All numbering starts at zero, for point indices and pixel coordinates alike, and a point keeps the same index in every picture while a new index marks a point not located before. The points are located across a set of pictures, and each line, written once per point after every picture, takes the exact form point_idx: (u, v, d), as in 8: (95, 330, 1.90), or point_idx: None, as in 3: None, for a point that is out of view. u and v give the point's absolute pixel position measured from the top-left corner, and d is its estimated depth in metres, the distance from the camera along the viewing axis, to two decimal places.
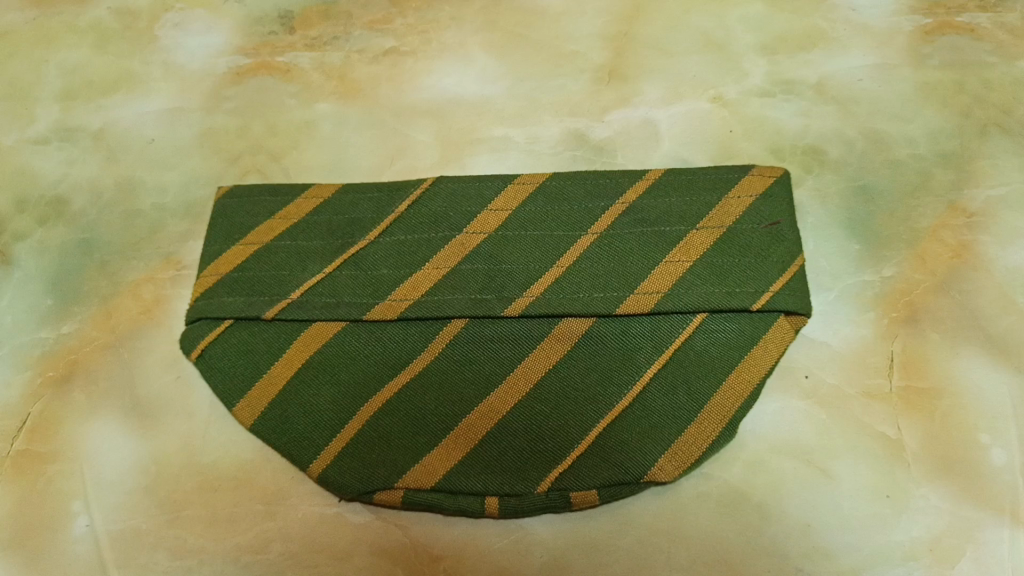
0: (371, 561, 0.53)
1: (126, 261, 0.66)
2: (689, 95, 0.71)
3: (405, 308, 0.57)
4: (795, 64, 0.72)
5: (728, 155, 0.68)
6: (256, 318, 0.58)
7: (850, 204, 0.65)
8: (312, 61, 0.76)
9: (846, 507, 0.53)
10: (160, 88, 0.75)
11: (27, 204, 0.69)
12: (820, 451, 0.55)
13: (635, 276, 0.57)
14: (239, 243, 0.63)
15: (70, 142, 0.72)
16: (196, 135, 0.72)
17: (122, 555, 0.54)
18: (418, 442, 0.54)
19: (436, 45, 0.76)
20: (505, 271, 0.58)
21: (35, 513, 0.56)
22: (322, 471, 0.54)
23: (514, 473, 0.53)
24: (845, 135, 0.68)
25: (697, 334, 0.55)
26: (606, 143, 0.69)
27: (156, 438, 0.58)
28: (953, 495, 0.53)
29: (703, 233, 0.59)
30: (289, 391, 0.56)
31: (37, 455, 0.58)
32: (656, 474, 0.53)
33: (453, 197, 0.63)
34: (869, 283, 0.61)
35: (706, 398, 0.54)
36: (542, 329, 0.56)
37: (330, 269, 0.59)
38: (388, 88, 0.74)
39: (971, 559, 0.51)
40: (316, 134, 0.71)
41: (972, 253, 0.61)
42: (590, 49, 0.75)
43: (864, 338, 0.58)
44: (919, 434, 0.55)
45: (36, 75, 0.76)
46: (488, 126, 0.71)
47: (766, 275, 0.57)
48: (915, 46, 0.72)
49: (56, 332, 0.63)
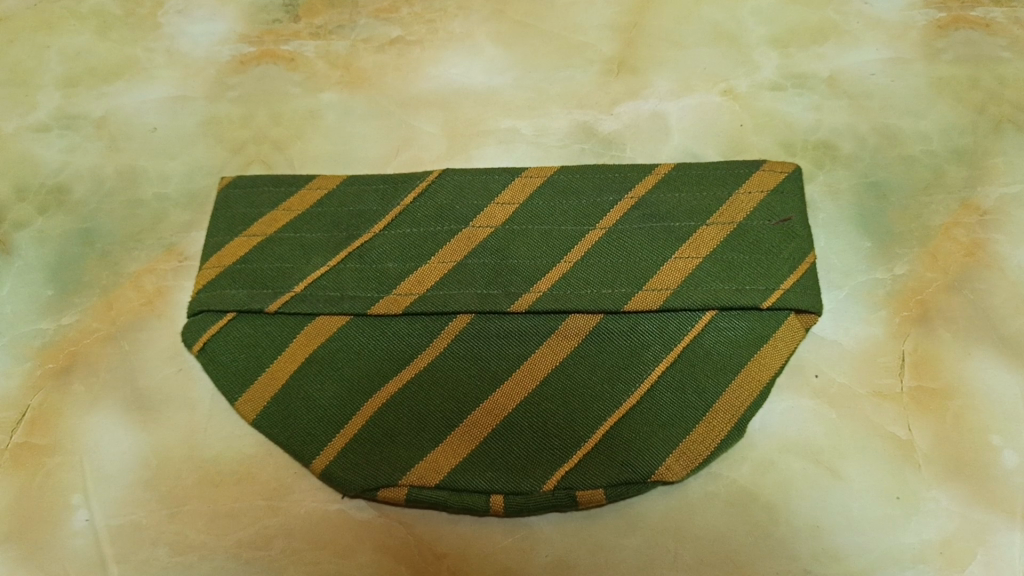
0: (374, 558, 0.53)
1: (128, 252, 0.65)
2: (700, 88, 0.70)
3: (410, 303, 0.56)
4: (808, 58, 0.71)
5: (738, 149, 0.67)
6: (258, 312, 0.58)
7: (862, 200, 0.64)
8: (317, 50, 0.75)
9: (856, 510, 0.52)
10: (163, 76, 0.74)
11: (27, 192, 0.68)
12: (829, 451, 0.54)
13: (644, 272, 0.56)
14: (242, 234, 0.62)
15: (72, 130, 0.71)
16: (199, 123, 0.71)
17: (122, 550, 0.54)
18: (423, 439, 0.53)
19: (443, 34, 0.75)
20: (512, 265, 0.57)
21: (35, 506, 0.55)
22: (325, 467, 0.54)
23: (520, 471, 0.52)
24: (857, 131, 0.67)
25: (706, 331, 0.55)
26: (615, 136, 0.68)
27: (157, 431, 0.58)
28: (964, 498, 0.52)
29: (713, 229, 0.58)
30: (292, 386, 0.56)
31: (37, 448, 0.57)
32: (664, 474, 0.52)
33: (460, 190, 0.62)
34: (881, 281, 0.60)
35: (714, 396, 0.53)
36: (548, 325, 0.55)
37: (334, 262, 0.59)
38: (394, 78, 0.73)
39: (982, 563, 0.50)
40: (321, 124, 0.70)
41: (985, 252, 0.60)
42: (599, 40, 0.74)
43: (875, 336, 0.58)
44: (930, 435, 0.54)
45: (37, 62, 0.75)
46: (495, 117, 0.70)
47: (776, 272, 0.57)
48: (929, 41, 0.71)
49: (56, 322, 0.62)
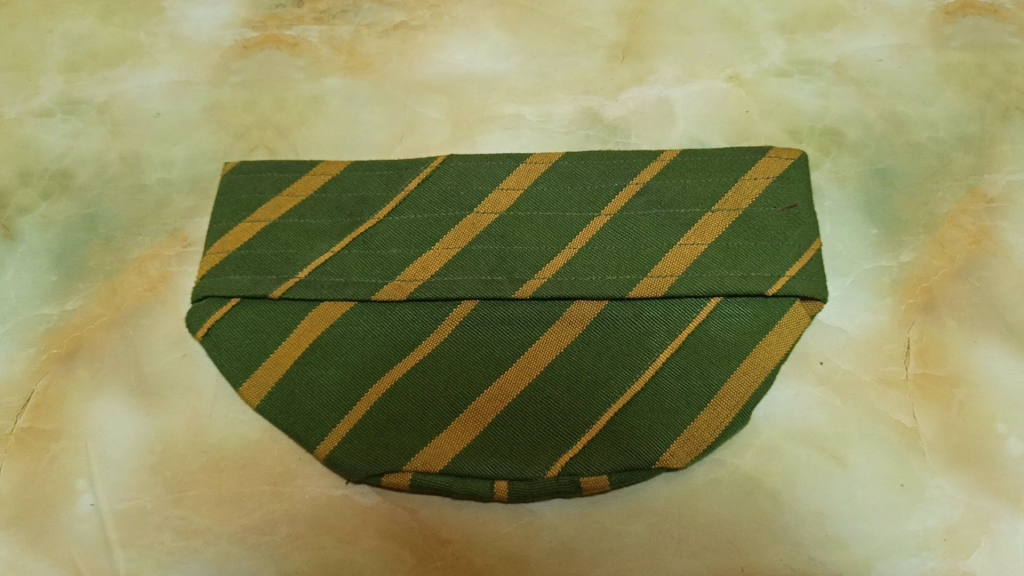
0: (378, 543, 0.53)
1: (132, 237, 0.65)
2: (706, 74, 0.70)
3: (414, 289, 0.56)
4: (815, 44, 0.71)
5: (744, 136, 0.66)
6: (263, 297, 0.58)
7: (869, 187, 0.63)
8: (321, 35, 0.74)
9: (860, 497, 0.52)
10: (166, 61, 0.74)
11: (30, 177, 0.68)
12: (834, 439, 0.54)
13: (649, 259, 0.56)
14: (246, 220, 0.62)
15: (75, 115, 0.71)
16: (202, 109, 0.71)
17: (127, 535, 0.54)
18: (427, 425, 0.53)
19: (447, 19, 0.75)
20: (516, 252, 0.57)
21: (40, 490, 0.56)
22: (329, 453, 0.54)
23: (524, 457, 0.52)
24: (864, 117, 0.67)
25: (711, 318, 0.54)
26: (620, 122, 0.67)
27: (163, 416, 0.58)
28: (969, 486, 0.52)
29: (718, 216, 0.58)
30: (296, 371, 0.56)
31: (42, 432, 0.57)
32: (668, 460, 0.52)
33: (464, 175, 0.62)
34: (887, 268, 0.60)
35: (719, 383, 0.53)
36: (553, 311, 0.55)
37: (338, 248, 0.58)
38: (398, 63, 0.72)
39: (986, 551, 0.50)
40: (324, 110, 0.70)
41: (992, 240, 0.60)
42: (604, 25, 0.73)
43: (881, 324, 0.57)
44: (935, 423, 0.54)
45: (40, 46, 0.75)
46: (499, 103, 0.69)
47: (782, 259, 0.56)
48: (937, 27, 0.70)
49: (60, 308, 0.62)
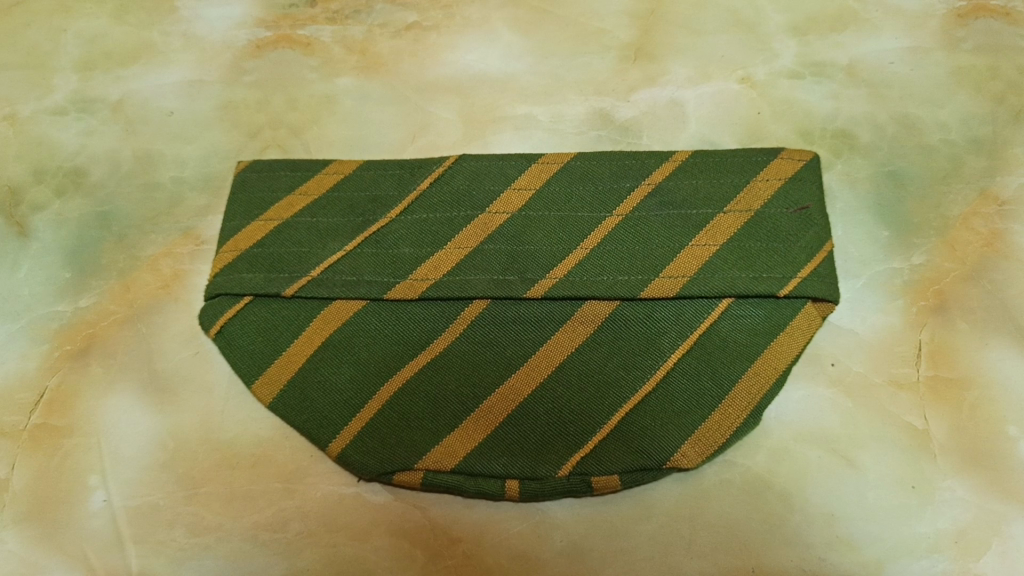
0: (389, 541, 0.53)
1: (145, 235, 0.65)
2: (717, 76, 0.70)
3: (426, 288, 0.56)
4: (826, 46, 0.71)
5: (756, 137, 0.66)
6: (275, 296, 0.58)
7: (880, 189, 0.63)
8: (334, 35, 0.75)
9: (871, 499, 0.52)
10: (180, 60, 0.74)
11: (44, 174, 0.68)
12: (845, 441, 0.54)
13: (661, 259, 0.56)
14: (259, 219, 0.62)
15: (88, 113, 0.71)
16: (215, 108, 0.71)
17: (139, 531, 0.54)
18: (439, 423, 0.53)
19: (459, 20, 0.75)
20: (528, 252, 0.57)
21: (52, 486, 0.56)
22: (341, 450, 0.54)
23: (535, 456, 0.52)
24: (876, 119, 0.67)
25: (722, 319, 0.54)
26: (632, 123, 0.68)
27: (175, 413, 0.58)
28: (980, 488, 0.52)
29: (730, 216, 0.58)
30: (308, 369, 0.56)
31: (55, 429, 0.58)
32: (679, 460, 0.52)
33: (477, 175, 0.62)
34: (898, 270, 0.59)
35: (730, 384, 0.53)
36: (564, 311, 0.55)
37: (351, 247, 0.59)
38: (410, 63, 0.73)
39: (997, 553, 0.50)
40: (337, 109, 0.70)
41: (1004, 242, 0.60)
42: (616, 26, 0.73)
43: (892, 326, 0.57)
44: (946, 425, 0.54)
45: (54, 45, 0.75)
46: (511, 104, 0.70)
47: (793, 260, 0.56)
48: (949, 30, 0.70)
49: (73, 305, 0.62)
